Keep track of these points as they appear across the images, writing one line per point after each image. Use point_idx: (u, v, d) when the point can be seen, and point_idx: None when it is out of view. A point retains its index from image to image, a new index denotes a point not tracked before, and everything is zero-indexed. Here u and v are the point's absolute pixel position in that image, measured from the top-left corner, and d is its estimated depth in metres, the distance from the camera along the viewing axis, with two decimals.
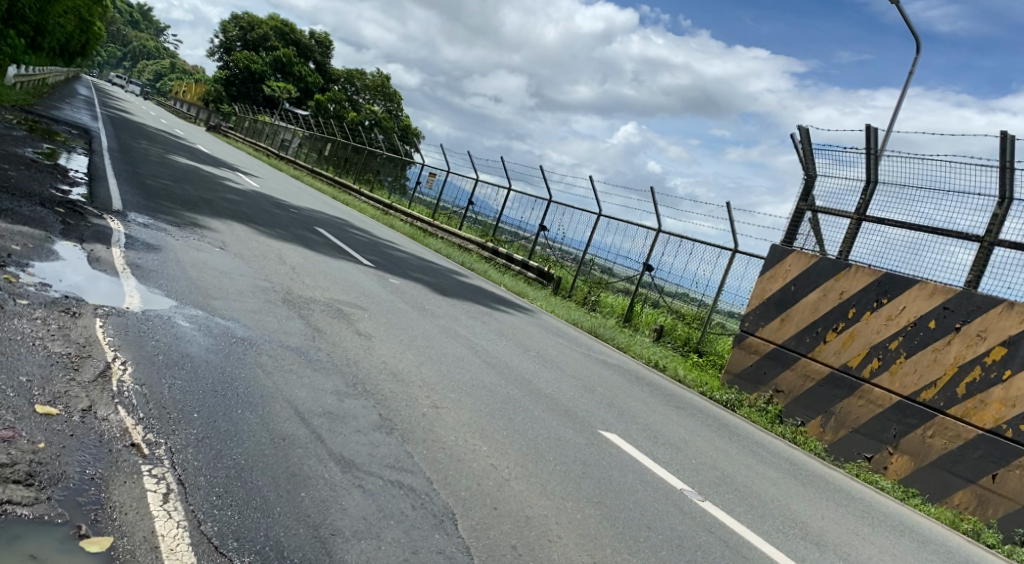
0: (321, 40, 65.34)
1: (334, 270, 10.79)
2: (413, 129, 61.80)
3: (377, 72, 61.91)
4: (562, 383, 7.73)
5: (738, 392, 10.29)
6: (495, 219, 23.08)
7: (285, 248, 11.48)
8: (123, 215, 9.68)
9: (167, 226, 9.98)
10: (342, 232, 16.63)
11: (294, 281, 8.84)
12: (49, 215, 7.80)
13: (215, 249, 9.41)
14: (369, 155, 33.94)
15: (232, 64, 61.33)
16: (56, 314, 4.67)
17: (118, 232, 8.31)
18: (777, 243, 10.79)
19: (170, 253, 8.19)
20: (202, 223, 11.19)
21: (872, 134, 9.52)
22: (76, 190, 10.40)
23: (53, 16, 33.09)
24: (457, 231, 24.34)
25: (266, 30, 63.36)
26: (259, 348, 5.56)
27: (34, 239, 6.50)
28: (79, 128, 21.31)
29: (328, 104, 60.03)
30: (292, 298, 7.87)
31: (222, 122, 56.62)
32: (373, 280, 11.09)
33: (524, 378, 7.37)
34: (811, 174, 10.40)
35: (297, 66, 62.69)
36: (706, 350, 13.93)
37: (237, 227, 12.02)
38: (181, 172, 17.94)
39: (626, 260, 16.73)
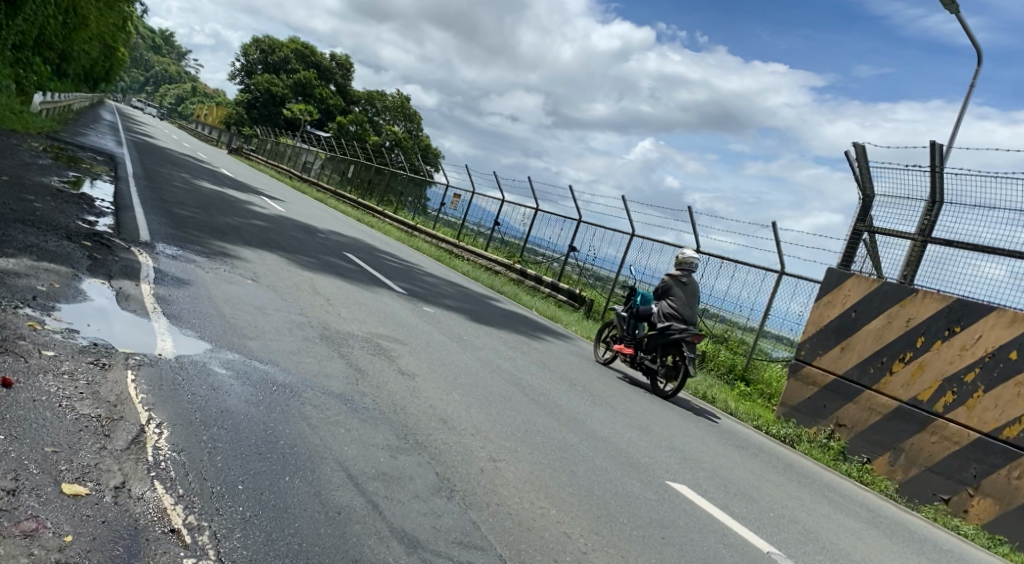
0: (341, 62, 65.65)
1: (367, 300, 10.38)
2: (433, 149, 61.72)
3: (398, 93, 62.01)
4: (616, 422, 7.24)
5: (796, 426, 9.73)
6: (523, 241, 22.63)
7: (316, 277, 11.10)
8: (151, 246, 9.36)
9: (196, 257, 9.63)
10: (370, 257, 16.27)
11: (329, 314, 8.43)
12: (75, 249, 7.46)
13: (245, 281, 9.03)
14: (392, 176, 33.72)
15: (254, 87, 61.74)
16: (85, 366, 4.25)
17: (147, 266, 7.96)
18: (833, 268, 10.26)
19: (201, 287, 7.81)
20: (231, 252, 10.85)
21: (936, 151, 8.99)
22: (103, 220, 10.11)
23: (79, 42, 33.34)
24: (483, 253, 23.93)
25: (286, 53, 63.78)
26: (303, 396, 5.12)
27: (60, 277, 6.14)
28: (104, 154, 21.22)
29: (349, 126, 60.13)
30: (329, 334, 7.45)
31: (244, 145, 56.87)
32: (407, 310, 10.67)
33: (577, 418, 6.88)
34: (869, 194, 9.93)
35: (317, 87, 62.94)
36: (752, 378, 13.36)
37: (266, 255, 11.67)
38: (206, 198, 17.71)
39: (662, 282, 16.21)
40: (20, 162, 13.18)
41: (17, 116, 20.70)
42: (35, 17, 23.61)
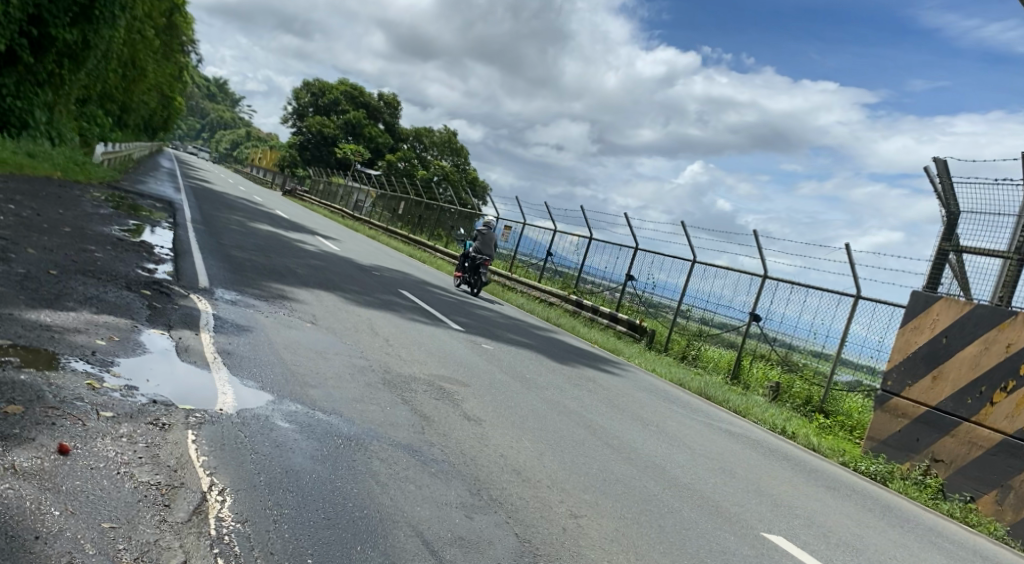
0: (389, 102, 66.81)
1: (426, 339, 10.13)
2: (480, 182, 61.99)
3: (445, 129, 62.67)
4: (697, 465, 6.77)
5: (887, 462, 9.06)
6: (577, 271, 22.25)
7: (374, 317, 10.91)
8: (210, 292, 9.31)
9: (254, 302, 9.53)
10: (424, 293, 16.11)
11: (389, 357, 8.17)
12: (135, 300, 7.39)
13: (303, 324, 8.87)
14: (442, 210, 33.79)
15: (305, 129, 63.21)
16: (144, 427, 4.03)
17: (206, 313, 7.86)
18: (918, 291, 9.65)
19: (259, 333, 7.65)
20: (289, 295, 10.77)
21: None
22: (162, 268, 10.14)
23: (139, 94, 34.58)
24: (537, 284, 23.61)
25: (336, 95, 65.18)
26: (370, 450, 4.83)
27: (119, 331, 6.02)
28: (163, 200, 21.73)
29: (398, 163, 60.92)
30: (389, 379, 7.16)
31: (297, 186, 58.03)
32: (466, 347, 10.37)
33: (656, 463, 6.44)
34: (954, 212, 9.34)
35: (366, 127, 64.03)
36: (832, 410, 12.64)
37: (323, 296, 11.57)
38: (262, 240, 17.87)
39: (726, 309, 15.67)
40: (82, 213, 13.47)
41: (81, 168, 21.38)
42: (98, 72, 24.52)
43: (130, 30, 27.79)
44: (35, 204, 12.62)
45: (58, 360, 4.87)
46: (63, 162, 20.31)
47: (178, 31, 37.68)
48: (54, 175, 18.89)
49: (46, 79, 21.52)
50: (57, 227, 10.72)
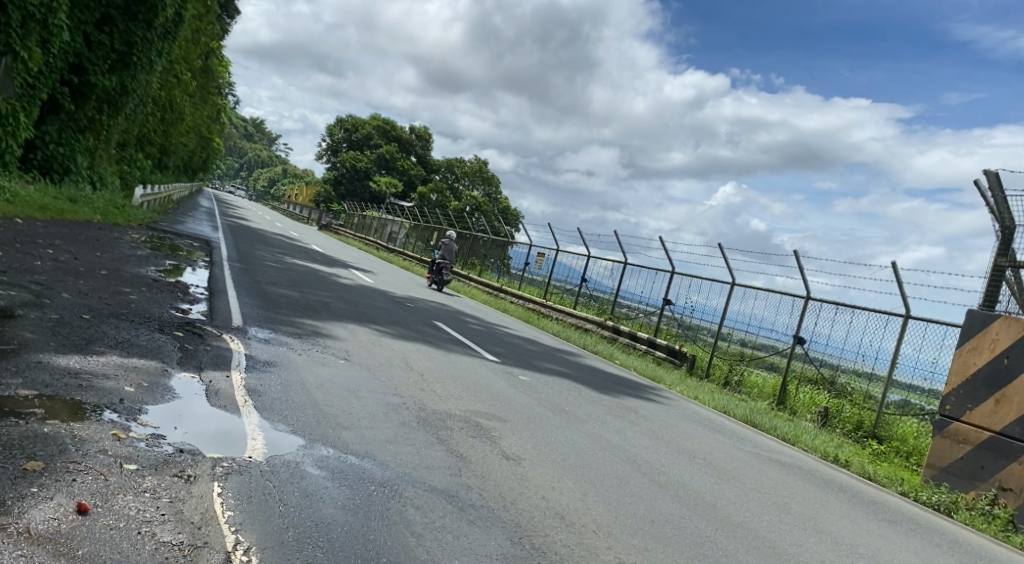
0: (420, 134, 67.52)
1: (462, 371, 9.92)
2: (512, 210, 62.05)
3: (476, 158, 63.02)
4: (751, 503, 6.40)
5: (950, 491, 8.57)
6: (614, 296, 21.91)
7: (408, 350, 10.75)
8: (243, 330, 9.24)
9: (286, 339, 9.41)
10: (459, 323, 15.94)
11: (423, 393, 7.95)
12: (167, 342, 7.32)
13: (336, 361, 8.71)
14: (475, 239, 33.78)
15: (340, 165, 64.12)
16: (169, 480, 3.87)
17: (238, 353, 7.76)
18: (974, 309, 9.19)
19: (291, 372, 7.50)
20: (322, 330, 10.65)
21: None
22: (196, 308, 10.13)
23: (177, 136, 35.32)
24: (573, 311, 23.33)
25: (369, 129, 66.07)
26: (404, 496, 4.60)
27: (148, 376, 5.92)
28: (200, 239, 21.99)
29: (430, 194, 61.34)
30: (423, 417, 6.94)
31: (332, 220, 58.67)
32: (503, 380, 10.11)
33: (707, 502, 6.10)
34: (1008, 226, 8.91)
35: (399, 160, 64.70)
36: (884, 435, 12.11)
37: (357, 330, 11.45)
38: (296, 276, 17.91)
39: (770, 332, 15.25)
40: (120, 255, 13.61)
41: (120, 210, 21.76)
42: (137, 116, 25.07)
43: (167, 74, 28.44)
44: (73, 247, 12.78)
45: (83, 410, 4.75)
46: (103, 205, 20.69)
47: (214, 74, 38.57)
48: (94, 218, 19.22)
49: (87, 125, 22.02)
50: (93, 270, 10.79)
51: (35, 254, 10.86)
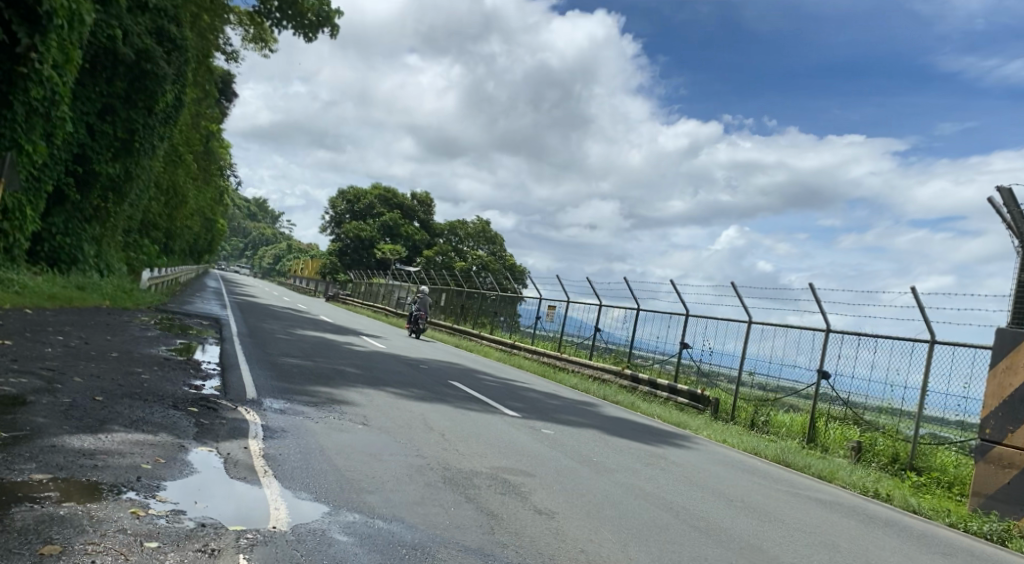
0: (422, 200, 68.23)
1: (483, 429, 9.67)
2: (519, 267, 62.14)
3: (478, 219, 63.47)
4: (796, 541, 6.15)
5: (1001, 518, 8.21)
6: (629, 345, 21.65)
7: (427, 411, 10.52)
8: (258, 402, 9.07)
9: (303, 408, 9.25)
10: (475, 382, 15.70)
11: (446, 452, 7.73)
12: (183, 417, 7.15)
13: (355, 426, 8.52)
14: (484, 298, 33.71)
15: (344, 236, 64.70)
16: (192, 557, 3.67)
17: (255, 424, 7.57)
18: (1003, 329, 8.97)
19: (310, 438, 7.31)
20: (339, 397, 10.49)
21: None
22: (209, 383, 9.98)
23: (183, 219, 35.73)
24: (588, 363, 23.04)
25: (371, 199, 66.87)
26: (439, 559, 4.36)
27: (165, 452, 5.75)
28: (209, 317, 21.99)
29: (435, 257, 61.57)
30: (448, 476, 6.71)
31: (339, 291, 58.85)
32: (526, 434, 9.87)
33: (750, 543, 5.86)
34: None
35: (402, 226, 65.23)
36: (922, 466, 11.73)
37: (373, 395, 11.25)
38: (308, 346, 17.80)
39: (793, 372, 14.95)
40: (130, 337, 13.56)
41: (128, 294, 21.84)
42: (142, 201, 25.41)
43: (169, 158, 28.90)
44: (84, 333, 12.75)
45: (99, 490, 4.57)
46: (111, 291, 20.79)
47: (217, 156, 39.31)
48: (103, 303, 19.28)
49: (92, 214, 22.30)
50: (104, 354, 10.71)
51: (45, 342, 10.82)
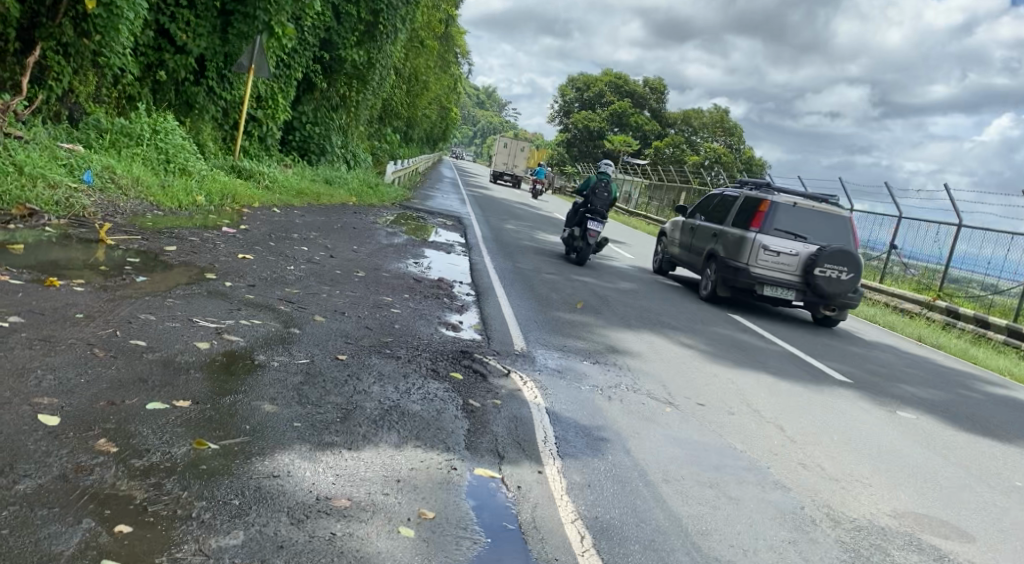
0: (656, 86, 63.48)
1: (824, 412, 6.99)
2: (760, 162, 56.27)
3: (717, 108, 58.11)
4: (908, 445, 6.48)
5: None
6: (945, 267, 17.78)
7: (733, 372, 7.97)
8: (528, 356, 7.05)
9: (582, 366, 7.06)
10: (762, 316, 12.88)
11: (812, 477, 5.16)
12: (446, 400, 5.20)
13: (658, 407, 6.15)
14: None
15: (573, 126, 62.56)
16: None
17: (537, 407, 5.50)
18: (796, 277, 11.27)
19: (616, 446, 5.06)
20: (619, 344, 8.23)
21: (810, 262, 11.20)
22: (465, 321, 8.16)
23: (422, 108, 35.23)
24: (882, 288, 19.15)
25: (602, 86, 63.27)
26: None
27: (429, 492, 3.78)
28: (452, 216, 20.82)
29: (667, 150, 57.37)
30: (852, 548, 4.13)
31: (565, 186, 57.51)
32: (888, 426, 7.02)
33: (822, 418, 6.81)
34: (845, 302, 11.45)
35: (633, 115, 61.29)
36: None
37: (658, 339, 8.88)
38: (557, 257, 15.83)
39: None
40: (376, 246, 12.23)
41: (373, 189, 21.17)
42: (386, 89, 24.55)
43: (409, 43, 27.78)
44: (329, 241, 11.52)
45: None
46: (357, 185, 20.12)
47: (454, 43, 38.05)
48: (349, 198, 18.64)
49: (339, 103, 21.75)
50: (349, 273, 9.23)
51: (288, 255, 9.55)
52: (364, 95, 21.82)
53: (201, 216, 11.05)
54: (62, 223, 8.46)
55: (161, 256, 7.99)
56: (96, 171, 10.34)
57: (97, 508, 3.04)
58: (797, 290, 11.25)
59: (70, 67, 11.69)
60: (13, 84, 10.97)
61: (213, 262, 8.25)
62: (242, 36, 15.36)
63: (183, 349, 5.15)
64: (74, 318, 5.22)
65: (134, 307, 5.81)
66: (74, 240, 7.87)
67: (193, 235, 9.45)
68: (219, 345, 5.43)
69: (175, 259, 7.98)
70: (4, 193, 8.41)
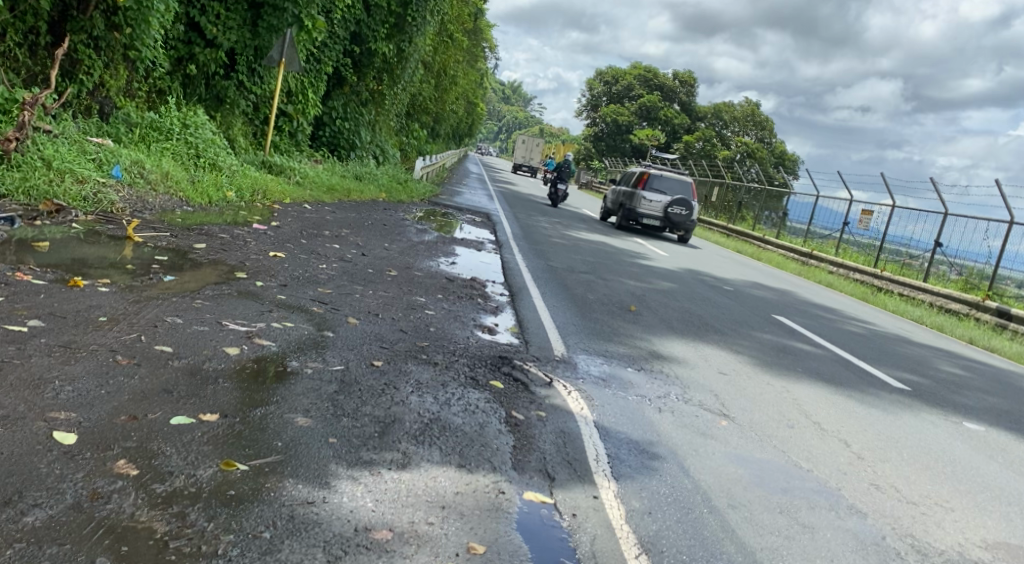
0: (685, 80, 62.57)
1: (886, 426, 6.54)
2: (792, 157, 55.24)
3: (748, 102, 57.13)
4: (982, 463, 6.02)
5: None
6: (994, 266, 17.10)
7: (785, 380, 7.53)
8: (570, 363, 6.67)
9: (628, 373, 6.66)
10: (805, 318, 12.39)
11: (889, 501, 4.74)
12: (490, 411, 4.84)
13: (714, 420, 5.75)
14: (768, 196, 29.04)
15: (601, 121, 61.90)
16: None
17: (586, 420, 5.13)
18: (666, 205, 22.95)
19: (674, 465, 4.67)
20: (664, 349, 7.82)
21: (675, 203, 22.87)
22: (502, 323, 7.80)
23: (450, 103, 34.89)
24: (925, 286, 18.50)
25: (630, 80, 62.46)
26: None
27: (478, 521, 3.43)
28: (481, 212, 20.47)
29: (696, 145, 56.57)
30: None
31: (592, 181, 57.03)
32: (956, 440, 6.55)
33: (885, 432, 6.36)
34: (689, 227, 22.82)
35: (662, 109, 60.45)
36: None
37: (704, 345, 8.46)
38: (590, 254, 15.42)
39: None
40: (407, 243, 11.91)
41: (402, 185, 20.87)
42: (415, 83, 24.22)
43: (438, 37, 27.44)
44: (360, 238, 11.22)
45: None
46: (386, 181, 19.85)
47: (482, 36, 37.64)
48: (379, 194, 18.37)
49: (368, 98, 21.47)
50: (381, 272, 8.92)
51: (319, 253, 9.26)
52: (392, 90, 21.54)
53: (231, 212, 10.80)
54: (90, 219, 8.24)
55: (190, 254, 7.71)
56: (126, 165, 10.11)
57: (113, 544, 2.74)
58: (664, 222, 22.61)
59: (101, 60, 11.52)
60: (43, 78, 10.84)
61: (243, 260, 7.97)
62: (272, 30, 15.13)
63: (211, 355, 4.82)
64: (97, 321, 4.94)
65: (161, 309, 5.51)
66: (102, 237, 7.63)
67: (222, 232, 9.19)
68: (249, 349, 5.11)
69: (204, 257, 7.70)
70: (32, 188, 8.20)
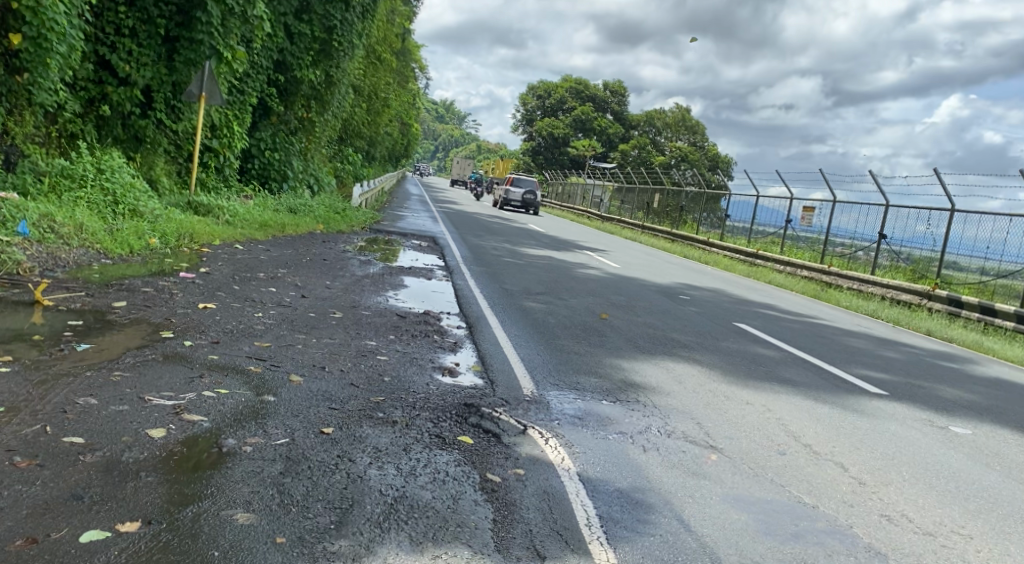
0: (615, 89, 63.13)
1: (878, 441, 6.17)
2: (724, 157, 56.09)
3: (678, 107, 57.88)
4: (983, 474, 5.68)
5: None
6: (940, 252, 17.16)
7: (766, 398, 7.13)
8: (539, 402, 6.15)
9: (603, 408, 6.17)
10: (768, 323, 12.12)
11: (907, 535, 4.33)
12: (459, 476, 4.27)
13: (703, 457, 5.27)
14: (708, 199, 29.13)
15: (536, 134, 61.95)
16: None
17: (568, 473, 4.59)
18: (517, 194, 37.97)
19: (673, 521, 4.17)
20: (635, 375, 7.36)
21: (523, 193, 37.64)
22: (462, 361, 7.24)
23: (384, 126, 34.27)
24: (874, 278, 18.55)
25: (561, 93, 62.65)
26: None
27: None
28: (425, 237, 19.88)
29: (631, 152, 57.12)
30: None
31: None
32: (950, 449, 6.23)
33: (879, 448, 5.98)
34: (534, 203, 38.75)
35: (596, 119, 60.77)
36: None
37: (673, 365, 8.05)
38: (541, 273, 14.96)
39: None
40: (351, 279, 11.28)
41: (342, 214, 20.09)
42: (346, 108, 23.53)
43: (366, 60, 26.81)
44: (300, 278, 10.54)
45: None
46: (324, 212, 19.09)
47: (409, 57, 37.14)
48: (317, 226, 17.60)
49: (298, 126, 20.67)
50: (326, 315, 8.28)
51: (256, 299, 8.57)
52: (322, 116, 20.79)
53: (156, 261, 10.01)
54: None
55: (108, 314, 6.96)
56: (33, 220, 9.26)
57: None
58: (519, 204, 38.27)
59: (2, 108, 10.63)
60: None
61: (170, 316, 7.24)
62: (190, 63, 14.26)
63: (132, 443, 4.14)
64: None
65: (72, 389, 4.79)
66: (6, 304, 6.82)
67: (146, 285, 8.43)
68: (178, 429, 4.42)
69: (125, 317, 6.97)
70: None
